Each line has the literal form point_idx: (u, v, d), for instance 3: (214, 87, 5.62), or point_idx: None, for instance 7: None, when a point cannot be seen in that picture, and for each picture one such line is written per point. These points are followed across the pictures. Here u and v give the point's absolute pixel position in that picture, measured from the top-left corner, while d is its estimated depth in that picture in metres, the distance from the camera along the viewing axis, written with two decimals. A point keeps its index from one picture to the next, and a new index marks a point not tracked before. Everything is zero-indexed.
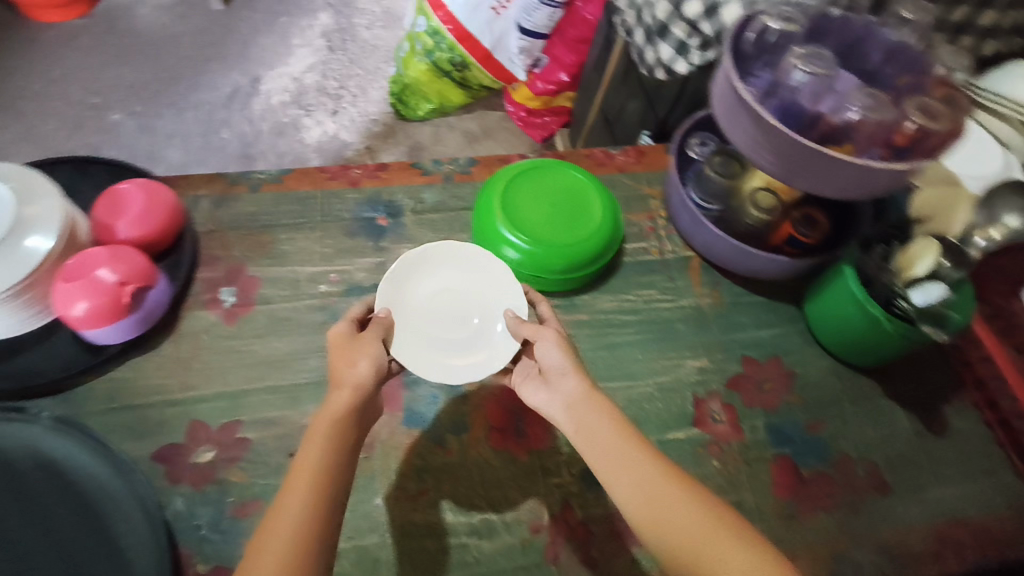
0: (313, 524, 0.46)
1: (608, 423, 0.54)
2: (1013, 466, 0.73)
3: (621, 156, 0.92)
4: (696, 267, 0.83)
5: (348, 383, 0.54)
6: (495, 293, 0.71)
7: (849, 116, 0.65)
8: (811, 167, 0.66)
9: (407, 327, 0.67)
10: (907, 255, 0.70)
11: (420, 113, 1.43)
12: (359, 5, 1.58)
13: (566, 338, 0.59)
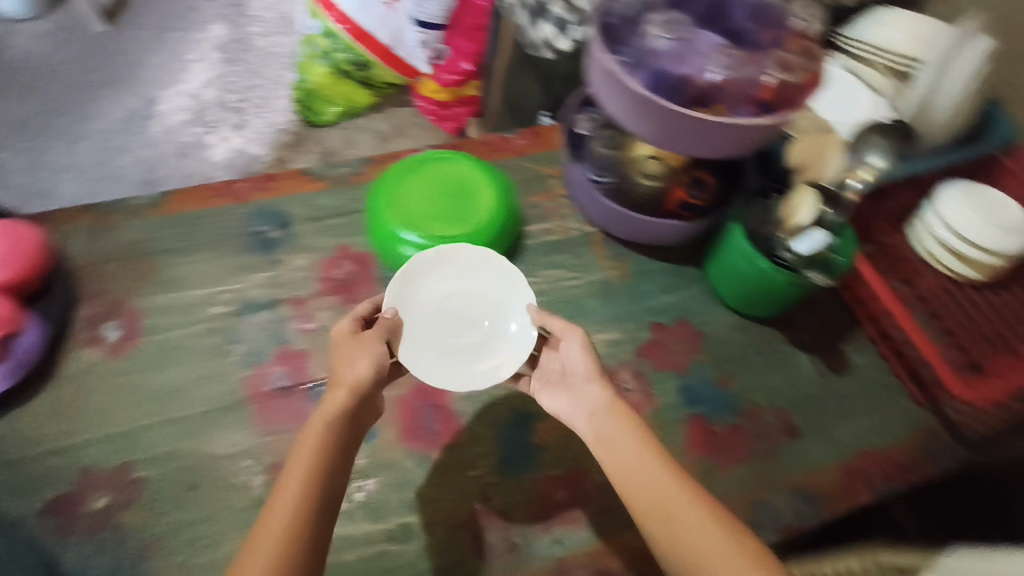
0: (296, 526, 0.49)
1: (630, 433, 0.55)
2: (910, 394, 0.77)
3: (521, 140, 0.90)
4: (599, 241, 0.83)
5: (343, 384, 0.55)
6: (508, 295, 0.69)
7: (709, 78, 0.66)
8: (687, 131, 0.67)
9: (417, 330, 0.66)
10: (788, 205, 0.72)
11: (327, 117, 1.29)
12: (252, 10, 1.44)
13: (592, 343, 0.61)
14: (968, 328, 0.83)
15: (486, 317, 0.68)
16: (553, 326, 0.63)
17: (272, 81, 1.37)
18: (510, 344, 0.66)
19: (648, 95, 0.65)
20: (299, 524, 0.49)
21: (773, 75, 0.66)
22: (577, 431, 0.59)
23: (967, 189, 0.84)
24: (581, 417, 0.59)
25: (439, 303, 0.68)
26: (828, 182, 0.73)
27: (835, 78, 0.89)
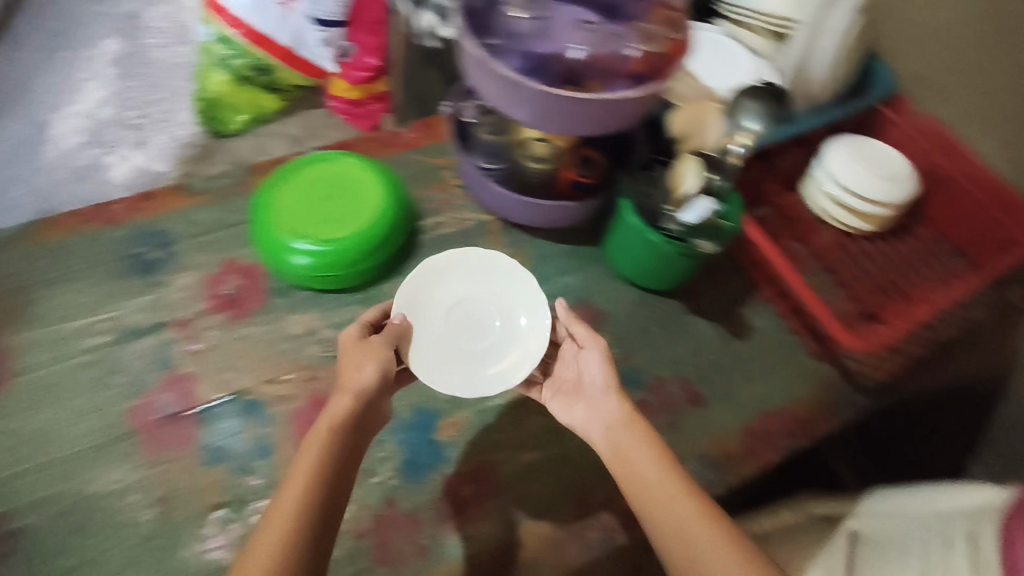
0: (296, 525, 0.50)
1: (648, 448, 0.58)
2: (809, 348, 0.80)
3: (409, 134, 0.89)
4: (496, 230, 0.83)
5: (348, 386, 0.56)
6: (517, 293, 0.69)
7: (574, 56, 0.66)
8: (565, 113, 0.66)
9: (427, 337, 0.65)
10: (675, 174, 0.73)
11: (235, 126, 1.09)
12: (150, 21, 1.22)
13: (612, 355, 0.63)
14: (860, 279, 0.86)
15: (495, 321, 0.68)
16: (575, 331, 0.65)
17: (177, 93, 1.15)
18: (521, 344, 0.66)
19: (519, 80, 0.64)
20: (302, 520, 0.50)
21: (635, 49, 0.66)
22: (588, 439, 0.61)
23: (854, 144, 0.87)
24: (595, 426, 0.61)
25: (450, 309, 0.68)
26: (709, 150, 0.73)
27: (718, 43, 0.90)
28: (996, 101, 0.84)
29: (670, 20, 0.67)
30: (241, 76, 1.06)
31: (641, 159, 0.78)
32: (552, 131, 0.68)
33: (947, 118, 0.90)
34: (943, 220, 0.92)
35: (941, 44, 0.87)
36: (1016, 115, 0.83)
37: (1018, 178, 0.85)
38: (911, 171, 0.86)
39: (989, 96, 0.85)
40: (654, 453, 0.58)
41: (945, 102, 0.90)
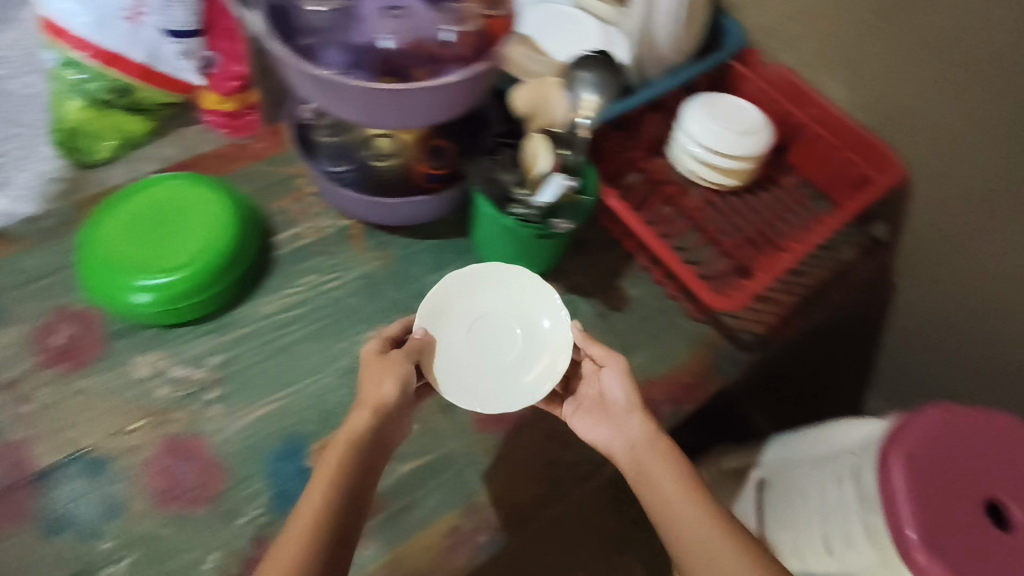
0: (318, 527, 0.54)
1: (668, 466, 0.64)
2: (687, 311, 0.80)
3: (256, 143, 0.83)
4: (358, 234, 0.78)
5: (369, 402, 0.60)
6: (536, 302, 0.71)
7: (387, 46, 0.63)
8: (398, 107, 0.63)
9: (453, 348, 0.68)
10: (527, 157, 0.71)
11: (102, 156, 0.92)
12: None
13: (631, 373, 0.68)
14: (732, 235, 0.87)
15: (519, 330, 0.70)
16: (594, 351, 0.69)
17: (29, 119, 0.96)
18: (545, 355, 0.69)
19: (335, 77, 0.60)
20: (324, 519, 0.55)
21: (448, 31, 0.63)
22: (612, 455, 0.66)
23: (708, 102, 0.87)
24: (619, 443, 0.66)
25: (471, 323, 0.69)
26: (557, 128, 0.71)
27: (568, 15, 0.89)
28: (834, 43, 0.86)
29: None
30: (99, 101, 0.89)
31: (490, 144, 0.74)
32: (390, 126, 0.65)
33: (795, 64, 0.92)
34: (804, 165, 0.94)
35: None
36: (852, 56, 0.85)
37: (864, 117, 0.88)
38: (763, 120, 0.87)
39: (827, 39, 0.87)
40: (676, 470, 0.64)
41: (790, 49, 0.91)
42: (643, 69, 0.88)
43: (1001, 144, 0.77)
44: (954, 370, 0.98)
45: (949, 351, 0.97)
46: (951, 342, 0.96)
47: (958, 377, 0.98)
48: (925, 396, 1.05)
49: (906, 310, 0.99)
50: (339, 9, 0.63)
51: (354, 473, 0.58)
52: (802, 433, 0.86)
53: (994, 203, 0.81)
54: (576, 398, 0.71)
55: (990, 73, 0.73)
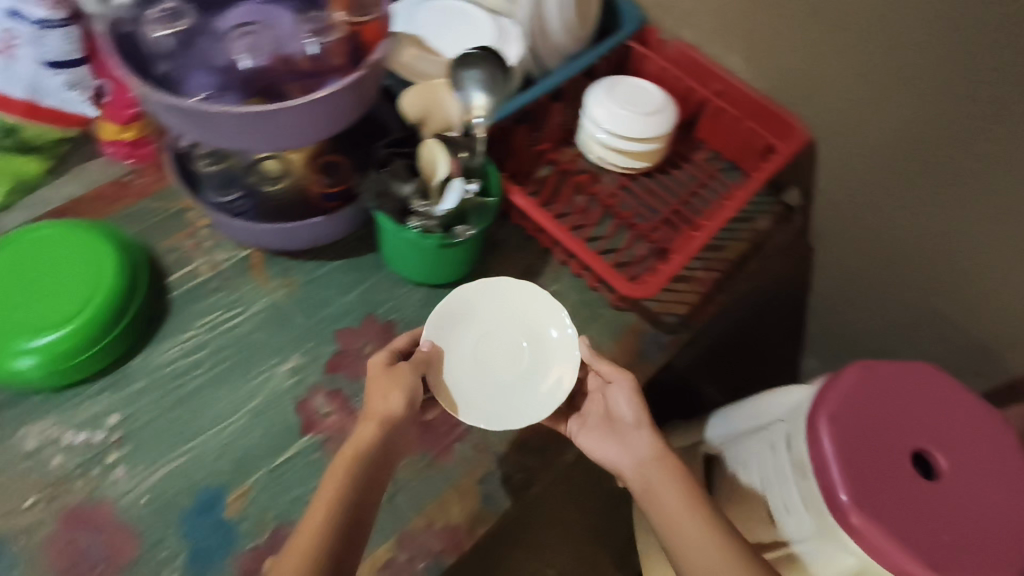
0: (317, 539, 0.53)
1: (678, 487, 0.62)
2: (609, 301, 0.80)
3: (139, 180, 0.78)
4: (259, 263, 0.73)
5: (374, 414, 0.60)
6: (540, 315, 0.70)
7: (247, 66, 0.59)
8: (283, 128, 0.59)
9: (464, 361, 0.67)
10: (424, 164, 0.68)
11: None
12: None
13: (639, 390, 0.67)
14: (647, 217, 0.86)
15: (525, 344, 0.69)
16: (601, 367, 0.68)
17: None
18: (557, 368, 0.67)
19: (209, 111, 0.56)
20: (323, 532, 0.53)
21: (311, 43, 0.60)
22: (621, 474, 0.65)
23: (609, 86, 0.86)
24: (626, 462, 0.65)
25: (478, 340, 0.68)
26: (453, 132, 0.71)
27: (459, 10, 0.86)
28: (726, 15, 0.86)
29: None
30: None
31: (380, 154, 0.70)
32: (280, 148, 0.61)
33: (692, 40, 0.92)
34: (712, 139, 0.94)
35: None
36: (745, 27, 0.85)
37: (763, 86, 0.89)
38: (665, 96, 0.87)
39: (719, 12, 0.87)
40: (682, 489, 0.62)
41: (684, 25, 0.91)
42: (541, 58, 0.86)
43: (891, 101, 0.78)
44: (877, 322, 1.01)
45: (871, 304, 1.00)
46: (870, 295, 0.99)
47: (881, 328, 1.01)
48: (854, 350, 1.07)
49: (827, 268, 1.01)
50: (186, 31, 0.59)
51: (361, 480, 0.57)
52: (737, 403, 0.87)
53: (893, 158, 0.83)
54: (581, 415, 0.70)
55: (873, 32, 0.75)
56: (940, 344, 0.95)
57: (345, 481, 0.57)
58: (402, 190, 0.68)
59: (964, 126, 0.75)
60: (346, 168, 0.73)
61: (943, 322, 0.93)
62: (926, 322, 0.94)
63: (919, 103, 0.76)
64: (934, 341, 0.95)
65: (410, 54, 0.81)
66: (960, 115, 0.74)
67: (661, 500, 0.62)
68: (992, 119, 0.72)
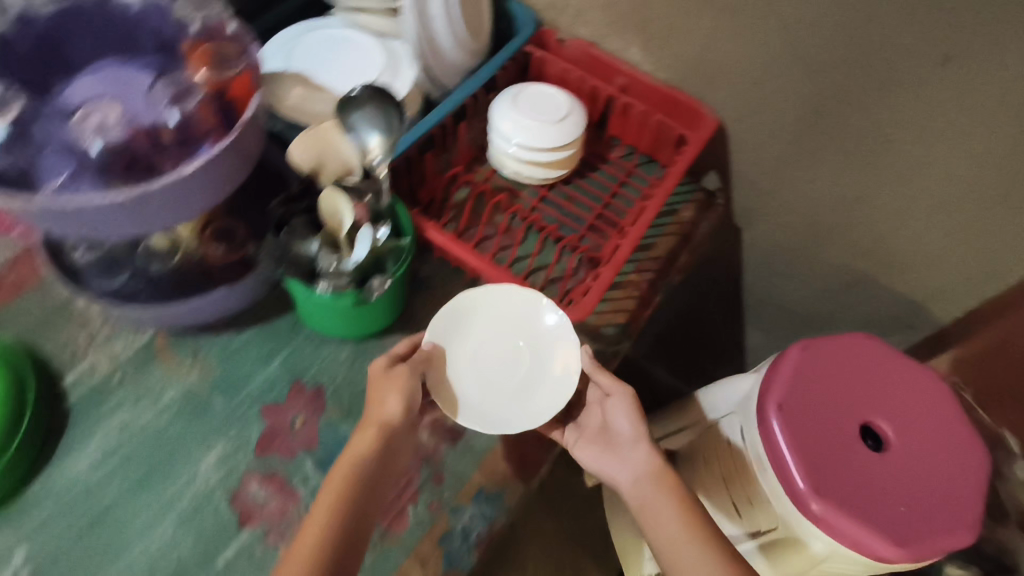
0: (325, 544, 0.54)
1: (673, 504, 0.62)
2: None
3: (11, 271, 0.70)
4: (163, 346, 0.67)
5: (371, 421, 0.60)
6: (539, 317, 0.70)
7: (97, 151, 0.52)
8: (170, 203, 0.54)
9: (466, 366, 0.68)
10: (326, 216, 0.64)
11: None
12: None
13: (637, 403, 0.66)
14: (573, 227, 0.84)
15: (525, 349, 0.69)
16: (600, 379, 0.67)
17: None
18: (556, 370, 0.67)
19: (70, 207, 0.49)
20: (328, 538, 0.54)
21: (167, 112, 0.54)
22: (618, 488, 0.65)
23: (513, 96, 0.83)
24: (626, 477, 0.64)
25: (478, 343, 0.69)
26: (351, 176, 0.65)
27: (344, 38, 0.81)
28: (617, 9, 0.84)
29: (229, 36, 0.58)
30: None
31: (276, 213, 0.64)
32: (167, 224, 0.55)
33: (589, 36, 0.89)
34: (626, 135, 0.92)
35: None
36: (639, 19, 0.84)
37: (667, 75, 0.87)
38: (570, 100, 0.84)
39: (610, 6, 0.84)
40: (675, 501, 0.62)
41: (580, 22, 0.89)
42: (437, 78, 0.82)
43: (790, 77, 0.78)
44: (810, 290, 1.02)
45: (802, 275, 1.01)
46: (800, 266, 1.00)
47: (816, 296, 1.02)
48: (792, 320, 1.09)
49: (755, 246, 1.01)
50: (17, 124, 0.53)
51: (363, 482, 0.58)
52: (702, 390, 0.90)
53: (802, 131, 0.83)
54: (577, 426, 0.69)
55: (762, 13, 0.74)
56: (871, 303, 0.97)
57: (349, 486, 0.57)
58: (310, 248, 0.63)
59: (861, 95, 0.75)
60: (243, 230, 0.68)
61: (870, 283, 0.94)
62: (855, 285, 0.96)
63: (817, 77, 0.76)
64: (866, 301, 0.97)
65: (297, 93, 0.75)
66: (856, 84, 0.75)
67: (653, 512, 0.62)
68: (887, 85, 0.73)
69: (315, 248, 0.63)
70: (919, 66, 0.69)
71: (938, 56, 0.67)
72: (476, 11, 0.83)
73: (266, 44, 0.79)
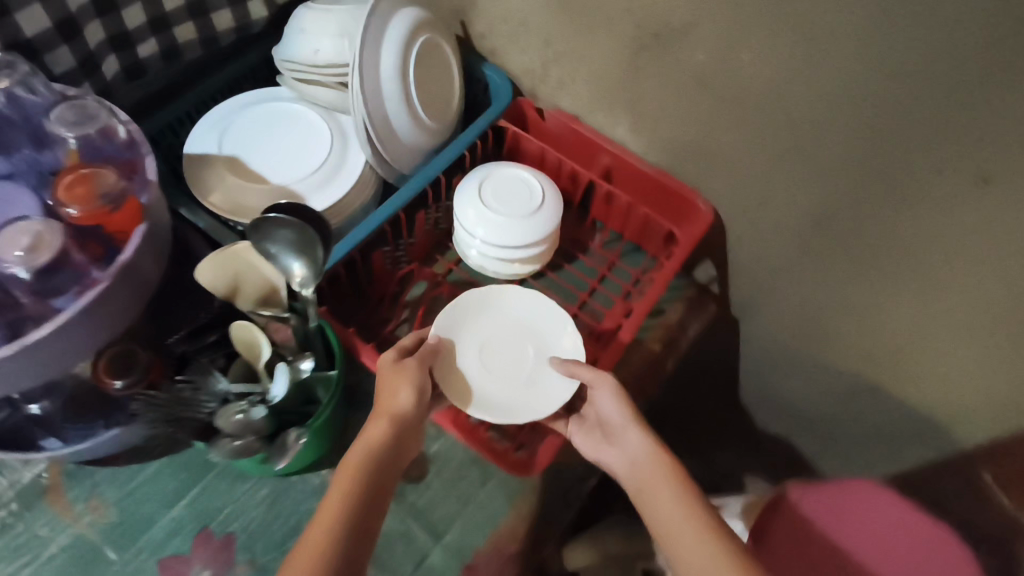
0: (328, 535, 0.47)
1: (675, 488, 0.54)
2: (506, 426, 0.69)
3: None
4: (57, 483, 0.60)
5: (382, 410, 0.55)
6: (549, 318, 0.68)
7: None
8: (38, 355, 0.47)
9: (476, 352, 0.66)
10: (243, 344, 0.56)
11: None
12: None
13: (623, 394, 0.60)
14: None
15: (532, 350, 0.67)
16: (582, 376, 0.62)
17: None
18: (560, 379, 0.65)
19: None
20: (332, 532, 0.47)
21: (22, 263, 0.45)
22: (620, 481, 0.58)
23: (479, 183, 0.73)
24: (623, 466, 0.58)
25: (488, 336, 0.67)
26: (264, 309, 0.58)
27: (292, 122, 0.71)
28: (602, 84, 0.73)
29: (123, 141, 0.51)
30: None
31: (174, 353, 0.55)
32: (30, 377, 0.48)
33: (571, 109, 0.79)
34: (610, 220, 0.81)
35: (529, 33, 0.74)
36: (625, 96, 0.72)
37: (656, 158, 0.76)
38: (545, 187, 0.74)
39: (593, 80, 0.73)
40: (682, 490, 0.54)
41: (561, 92, 0.78)
42: (394, 164, 0.70)
43: (796, 176, 0.66)
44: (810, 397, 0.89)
45: (803, 380, 0.88)
46: (801, 372, 0.87)
47: (816, 405, 0.89)
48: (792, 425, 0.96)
49: (753, 342, 0.90)
50: None
51: (376, 472, 0.52)
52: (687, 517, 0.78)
53: (808, 235, 0.71)
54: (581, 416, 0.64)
55: (764, 106, 0.62)
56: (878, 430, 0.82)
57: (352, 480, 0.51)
58: (208, 404, 0.53)
59: (876, 209, 0.63)
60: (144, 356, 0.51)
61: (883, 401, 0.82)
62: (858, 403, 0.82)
63: (827, 181, 0.64)
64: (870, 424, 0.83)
65: (227, 181, 0.66)
66: (872, 196, 0.62)
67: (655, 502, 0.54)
68: (909, 202, 0.59)
69: (217, 404, 0.54)
70: (948, 186, 0.56)
71: (973, 173, 0.53)
72: (443, 86, 0.74)
73: (196, 126, 0.68)
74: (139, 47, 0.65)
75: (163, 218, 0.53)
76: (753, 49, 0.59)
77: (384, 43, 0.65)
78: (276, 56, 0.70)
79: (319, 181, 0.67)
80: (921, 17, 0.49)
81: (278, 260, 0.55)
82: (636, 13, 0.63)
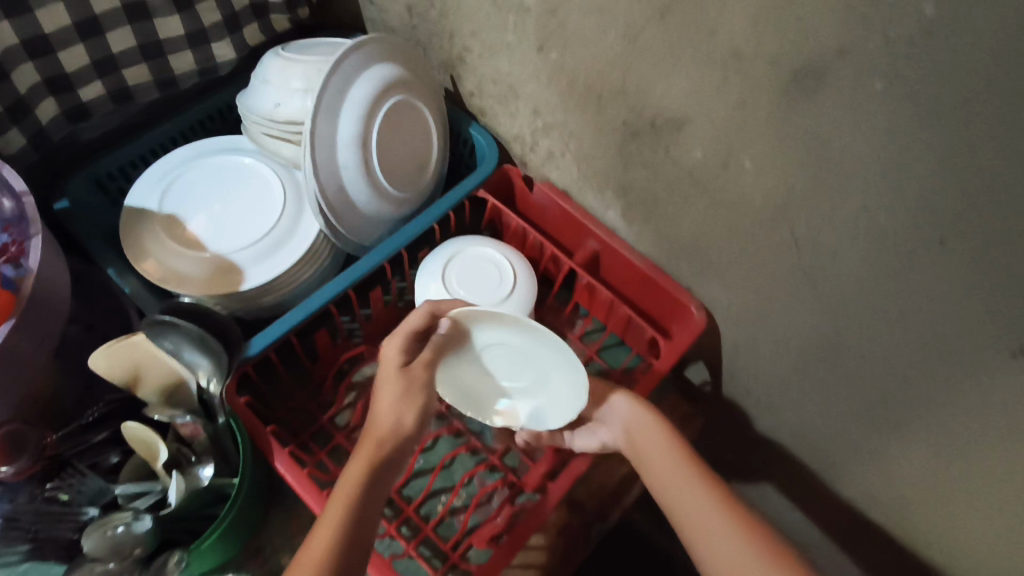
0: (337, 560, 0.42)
1: (666, 443, 0.52)
2: (441, 552, 0.60)
3: None
4: None
5: (383, 425, 0.49)
6: (565, 373, 0.54)
7: None
8: None
9: (488, 340, 0.56)
10: (137, 442, 0.50)
11: None
12: None
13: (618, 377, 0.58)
14: (498, 434, 0.66)
15: (537, 377, 0.57)
16: None
17: None
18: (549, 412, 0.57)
19: None
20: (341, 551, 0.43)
21: None
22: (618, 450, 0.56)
23: (448, 259, 0.66)
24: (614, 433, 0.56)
25: (496, 345, 0.56)
26: (155, 415, 0.50)
27: (245, 180, 0.65)
28: (593, 165, 0.65)
29: (10, 212, 0.51)
30: None
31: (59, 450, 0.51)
32: None
33: (561, 186, 0.71)
34: (594, 309, 0.73)
35: (518, 99, 0.67)
36: (615, 181, 0.64)
37: (647, 250, 0.68)
38: (518, 271, 0.67)
39: (583, 159, 0.66)
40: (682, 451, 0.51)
41: (552, 166, 0.70)
42: (351, 237, 0.63)
43: (799, 301, 0.56)
44: (799, 537, 0.78)
45: (789, 513, 0.77)
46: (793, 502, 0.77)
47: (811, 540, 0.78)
48: None
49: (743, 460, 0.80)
50: None
51: (377, 490, 0.47)
52: None
53: (808, 366, 0.61)
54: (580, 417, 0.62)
55: (767, 220, 0.53)
56: None
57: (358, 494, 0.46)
58: (88, 511, 0.49)
59: (883, 359, 0.53)
60: (37, 430, 0.50)
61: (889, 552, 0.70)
62: (854, 554, 0.71)
63: (834, 315, 0.54)
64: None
65: (161, 241, 0.60)
66: (882, 344, 0.52)
67: (650, 460, 0.52)
68: (927, 357, 0.49)
69: (97, 510, 0.49)
70: (971, 357, 0.46)
71: (1004, 346, 0.43)
72: (415, 149, 0.67)
73: (138, 181, 0.63)
74: (82, 91, 0.59)
75: (64, 288, 0.52)
76: (754, 158, 0.50)
77: (344, 108, 0.58)
78: (237, 106, 0.64)
79: (261, 254, 0.60)
80: (950, 168, 0.39)
81: (183, 357, 0.50)
82: (627, 98, 0.55)
